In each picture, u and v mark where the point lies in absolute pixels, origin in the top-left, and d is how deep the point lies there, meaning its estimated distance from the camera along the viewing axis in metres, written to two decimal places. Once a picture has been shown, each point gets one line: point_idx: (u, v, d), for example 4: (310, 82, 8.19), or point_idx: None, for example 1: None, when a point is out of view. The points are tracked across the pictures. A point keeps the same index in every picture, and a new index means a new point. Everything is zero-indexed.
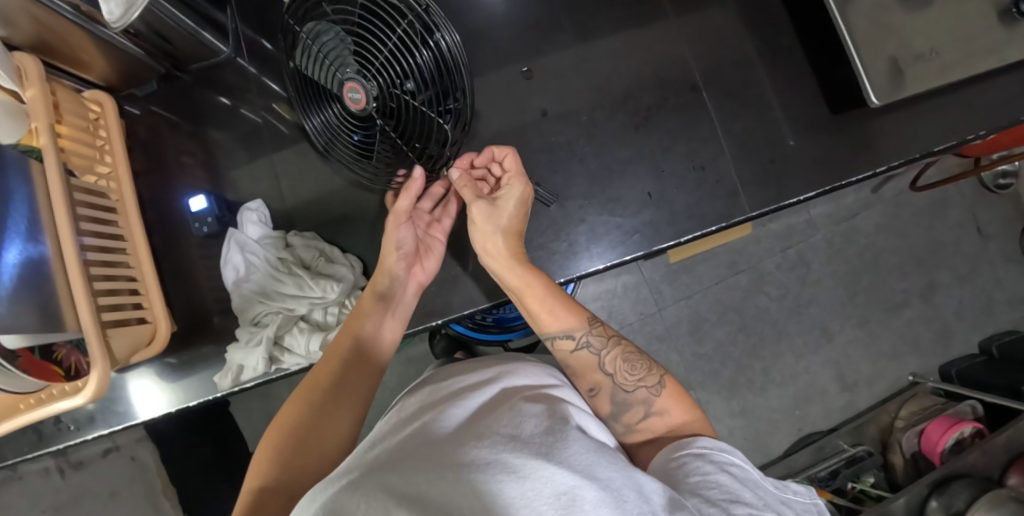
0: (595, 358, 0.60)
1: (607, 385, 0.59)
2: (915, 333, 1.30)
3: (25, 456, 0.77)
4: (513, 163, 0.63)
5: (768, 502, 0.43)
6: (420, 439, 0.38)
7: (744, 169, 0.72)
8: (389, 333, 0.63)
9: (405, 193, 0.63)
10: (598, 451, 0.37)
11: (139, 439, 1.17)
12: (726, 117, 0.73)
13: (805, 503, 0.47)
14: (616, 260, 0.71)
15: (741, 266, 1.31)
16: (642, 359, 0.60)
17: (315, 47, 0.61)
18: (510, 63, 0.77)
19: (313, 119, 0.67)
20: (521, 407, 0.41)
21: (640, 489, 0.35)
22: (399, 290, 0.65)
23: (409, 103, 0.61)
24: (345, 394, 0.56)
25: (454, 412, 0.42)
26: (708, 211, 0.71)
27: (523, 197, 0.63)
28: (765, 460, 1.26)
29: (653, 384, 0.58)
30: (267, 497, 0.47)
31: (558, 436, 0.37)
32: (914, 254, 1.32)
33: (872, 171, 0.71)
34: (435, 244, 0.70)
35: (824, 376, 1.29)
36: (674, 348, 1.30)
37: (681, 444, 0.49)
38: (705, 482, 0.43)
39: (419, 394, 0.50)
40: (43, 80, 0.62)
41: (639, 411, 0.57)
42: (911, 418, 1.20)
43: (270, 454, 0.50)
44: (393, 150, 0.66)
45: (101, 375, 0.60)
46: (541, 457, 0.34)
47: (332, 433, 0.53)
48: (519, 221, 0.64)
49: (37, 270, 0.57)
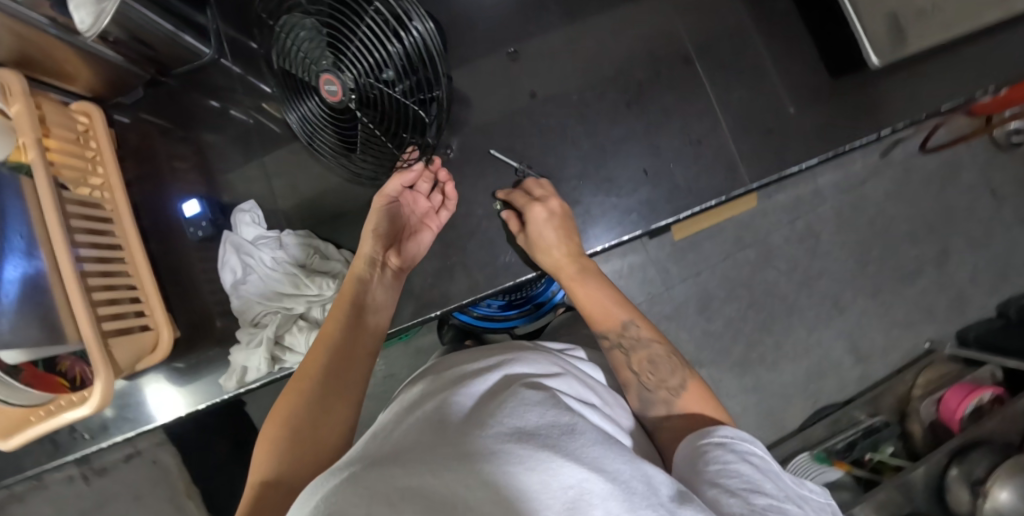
0: (626, 356, 0.59)
1: (633, 384, 0.57)
2: (930, 300, 1.27)
3: (44, 466, 0.78)
4: (522, 198, 0.68)
5: (789, 494, 0.41)
6: (422, 430, 0.36)
7: (743, 140, 0.70)
8: (374, 316, 0.61)
9: (395, 179, 0.67)
10: (605, 443, 0.35)
11: (159, 443, 1.18)
12: (721, 88, 0.71)
13: (827, 505, 0.45)
14: (616, 240, 0.70)
15: (748, 241, 1.29)
16: (670, 361, 0.57)
17: (290, 40, 0.59)
18: (498, 45, 0.76)
19: (294, 113, 0.67)
20: (525, 392, 0.40)
21: (649, 480, 0.34)
22: (377, 272, 0.64)
23: (387, 94, 0.59)
24: (340, 386, 0.52)
25: (457, 398, 0.41)
26: (707, 185, 0.69)
27: (550, 210, 0.66)
28: (781, 435, 1.24)
29: (675, 386, 0.55)
30: (264, 492, 0.44)
31: (564, 427, 0.35)
32: (926, 220, 1.29)
33: (877, 134, 0.68)
34: (425, 234, 0.69)
35: (839, 348, 1.27)
36: (684, 327, 1.29)
37: (700, 433, 0.48)
38: (724, 470, 0.42)
39: (421, 384, 0.49)
40: (27, 95, 0.62)
41: (662, 409, 0.54)
42: (928, 386, 1.19)
43: (268, 448, 0.47)
44: (374, 140, 0.65)
45: (106, 384, 0.59)
46: (546, 448, 0.32)
47: (329, 422, 0.50)
48: (570, 228, 0.67)
49: (36, 286, 0.58)
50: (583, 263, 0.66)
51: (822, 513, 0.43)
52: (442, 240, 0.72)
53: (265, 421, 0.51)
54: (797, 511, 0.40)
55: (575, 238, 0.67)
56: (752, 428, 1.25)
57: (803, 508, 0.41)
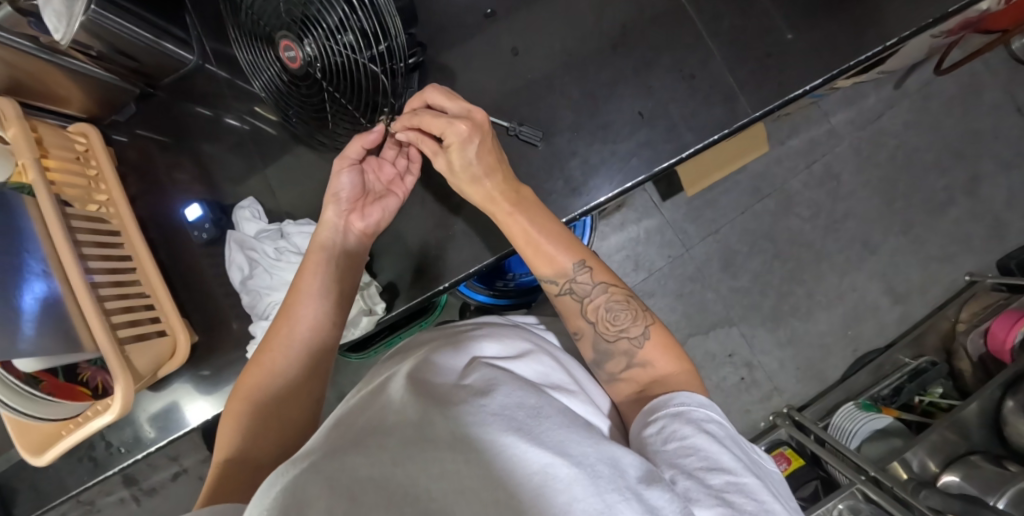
0: (579, 304, 0.52)
1: (588, 333, 0.52)
2: (965, 229, 1.21)
3: (87, 484, 0.80)
4: (435, 120, 0.53)
5: (748, 464, 0.36)
6: (387, 406, 0.32)
7: (740, 69, 0.66)
8: (341, 287, 0.60)
9: (357, 140, 0.60)
10: (572, 424, 0.31)
11: (203, 460, 1.19)
12: (711, 19, 0.68)
13: (777, 476, 0.40)
14: (619, 189, 0.67)
15: (765, 191, 1.25)
16: (629, 306, 0.52)
17: (254, 15, 0.63)
18: (473, 6, 0.74)
19: (261, 81, 0.68)
20: (489, 373, 0.35)
21: (615, 462, 0.29)
22: (343, 238, 0.62)
23: (350, 58, 0.60)
24: (308, 361, 0.55)
25: (419, 370, 0.36)
26: (706, 121, 0.66)
27: (475, 131, 0.53)
28: (823, 387, 1.20)
29: (635, 335, 0.49)
30: (232, 470, 0.48)
31: (533, 408, 0.31)
32: (949, 145, 1.22)
33: (883, 46, 0.63)
34: (389, 201, 0.65)
35: (873, 289, 1.22)
36: (709, 286, 1.25)
37: (654, 405, 0.41)
38: (682, 448, 0.35)
39: (392, 361, 0.44)
40: (20, 117, 0.63)
41: (620, 362, 0.49)
42: (973, 318, 1.11)
43: (233, 425, 0.51)
44: (342, 107, 0.67)
45: (125, 390, 0.61)
46: (509, 431, 0.28)
47: (295, 399, 0.52)
48: (495, 148, 0.56)
49: (53, 303, 0.59)
50: (517, 193, 0.56)
51: (776, 481, 0.39)
52: (443, 209, 0.72)
53: (231, 397, 0.54)
54: (760, 484, 0.34)
55: (502, 159, 0.57)
56: (792, 383, 1.21)
57: (764, 481, 0.35)
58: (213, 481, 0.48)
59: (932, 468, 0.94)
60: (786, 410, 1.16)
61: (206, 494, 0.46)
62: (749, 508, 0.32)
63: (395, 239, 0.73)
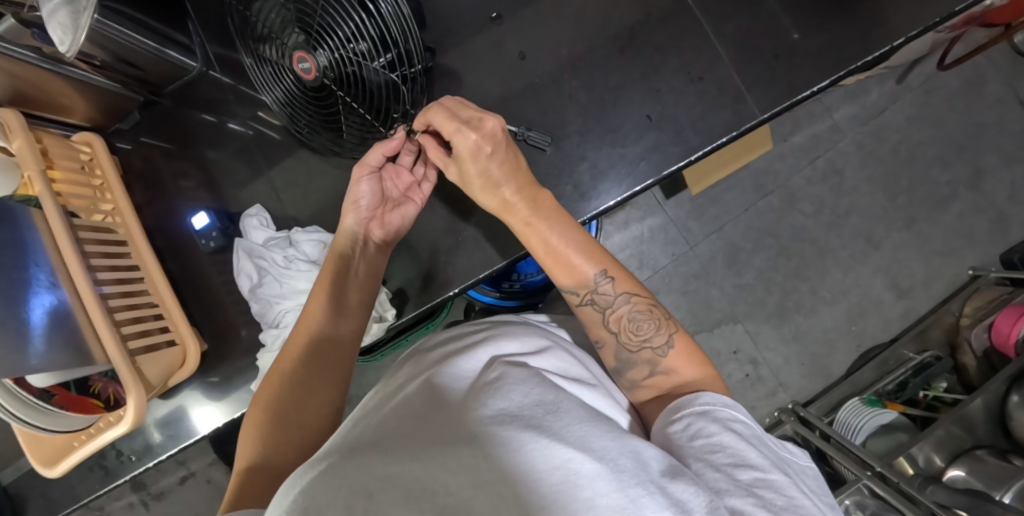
0: (601, 315, 0.52)
1: (610, 342, 0.52)
2: (969, 224, 1.21)
3: (98, 492, 0.80)
4: (449, 123, 0.52)
5: (776, 462, 0.36)
6: (405, 409, 0.32)
7: (746, 70, 0.66)
8: (357, 294, 0.60)
9: (378, 148, 0.61)
10: (592, 419, 0.31)
11: (210, 463, 1.19)
12: (717, 19, 0.67)
13: (809, 473, 0.40)
14: (628, 192, 0.67)
15: (769, 188, 1.25)
16: (652, 316, 0.51)
17: (264, 24, 0.63)
18: (478, 10, 0.73)
19: (272, 92, 0.68)
20: (506, 370, 0.34)
21: (638, 456, 0.29)
22: (360, 247, 0.62)
23: (364, 66, 0.61)
24: (324, 364, 0.55)
25: (434, 372, 0.36)
26: (714, 122, 0.66)
27: (486, 137, 0.52)
28: (828, 383, 1.20)
29: (660, 345, 0.49)
30: (251, 477, 0.46)
31: (551, 404, 0.31)
32: (953, 141, 1.22)
33: (889, 47, 0.63)
34: (408, 207, 0.65)
35: (878, 285, 1.22)
36: (713, 284, 1.25)
37: (679, 403, 0.41)
38: (709, 445, 0.35)
39: (407, 363, 0.43)
40: (26, 129, 0.62)
41: (644, 369, 0.49)
42: (978, 313, 1.11)
43: (253, 433, 0.50)
44: (357, 118, 0.67)
45: (138, 400, 0.61)
46: (528, 429, 0.28)
47: (315, 405, 0.52)
48: (512, 157, 0.55)
49: (62, 315, 0.59)
50: (535, 200, 0.54)
51: (808, 479, 0.38)
52: (450, 214, 0.72)
53: (250, 404, 0.54)
54: (788, 481, 0.34)
55: (520, 166, 0.55)
56: (797, 379, 1.21)
57: (792, 477, 0.35)
58: (233, 491, 0.45)
59: (938, 464, 0.94)
60: (791, 407, 1.16)
61: (227, 503, 0.45)
62: (779, 502, 0.32)
63: (404, 244, 0.73)
